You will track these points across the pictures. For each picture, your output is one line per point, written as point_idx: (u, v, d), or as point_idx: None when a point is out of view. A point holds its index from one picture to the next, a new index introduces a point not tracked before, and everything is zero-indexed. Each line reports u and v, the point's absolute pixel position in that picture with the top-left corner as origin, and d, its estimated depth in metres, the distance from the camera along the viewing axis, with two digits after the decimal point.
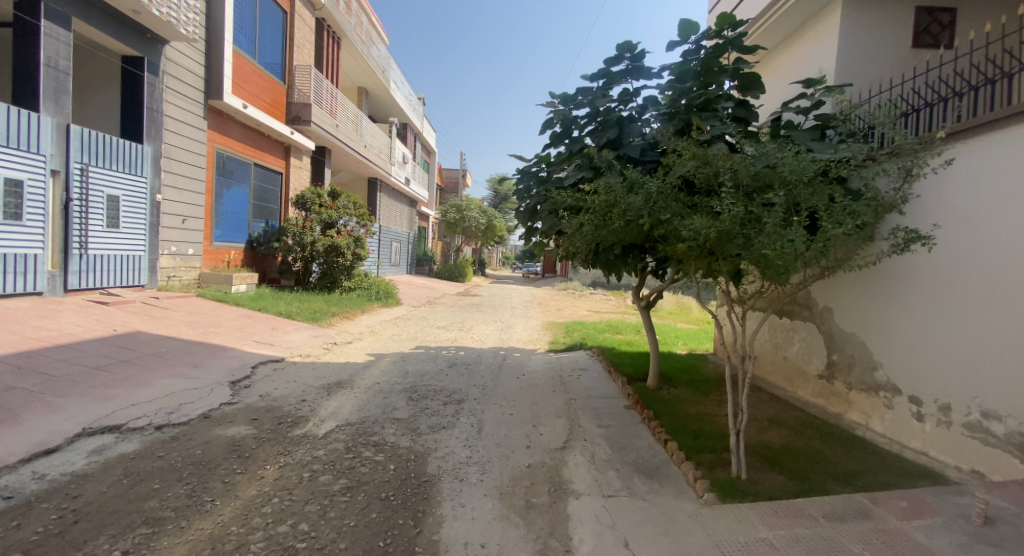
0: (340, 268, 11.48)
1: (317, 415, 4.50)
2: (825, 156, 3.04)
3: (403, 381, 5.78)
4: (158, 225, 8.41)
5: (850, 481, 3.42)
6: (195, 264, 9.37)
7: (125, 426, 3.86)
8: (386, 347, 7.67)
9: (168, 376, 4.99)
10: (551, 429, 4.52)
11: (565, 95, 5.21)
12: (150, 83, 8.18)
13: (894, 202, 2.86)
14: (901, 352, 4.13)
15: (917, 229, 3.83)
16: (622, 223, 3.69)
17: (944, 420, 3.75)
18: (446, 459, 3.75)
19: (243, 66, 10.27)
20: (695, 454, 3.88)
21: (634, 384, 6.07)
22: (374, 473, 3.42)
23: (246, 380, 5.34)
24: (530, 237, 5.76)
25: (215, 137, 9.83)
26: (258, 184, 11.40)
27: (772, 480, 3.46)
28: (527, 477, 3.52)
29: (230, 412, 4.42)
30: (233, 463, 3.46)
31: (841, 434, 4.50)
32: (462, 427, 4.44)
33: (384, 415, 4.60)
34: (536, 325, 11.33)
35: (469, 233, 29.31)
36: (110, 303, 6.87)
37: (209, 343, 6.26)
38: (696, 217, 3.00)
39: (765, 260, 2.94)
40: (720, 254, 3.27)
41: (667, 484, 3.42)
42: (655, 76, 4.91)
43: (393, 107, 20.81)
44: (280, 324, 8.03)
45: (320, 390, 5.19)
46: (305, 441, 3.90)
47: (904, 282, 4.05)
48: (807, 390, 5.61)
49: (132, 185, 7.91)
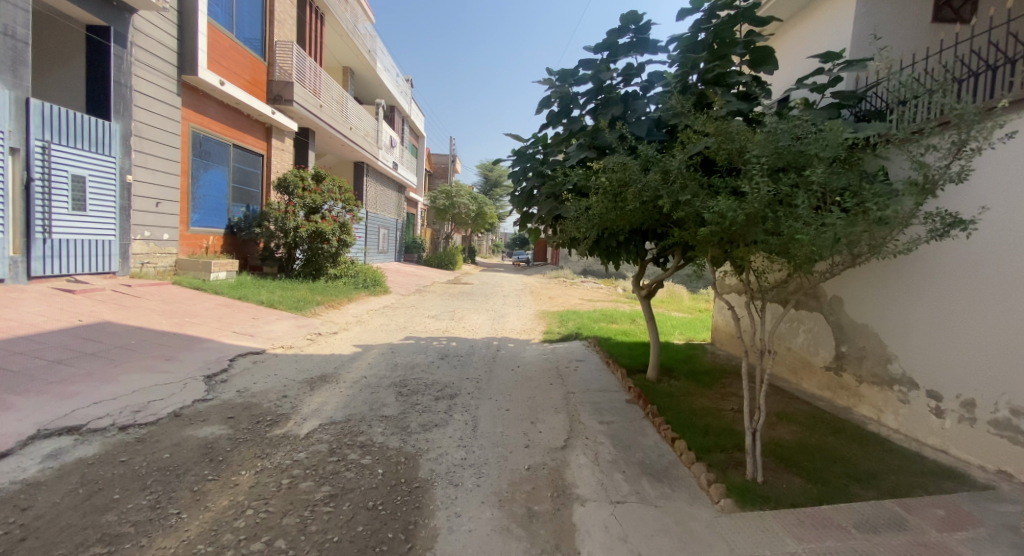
0: (326, 255, 11.06)
1: (299, 413, 4.16)
2: (860, 134, 2.77)
3: (392, 374, 5.46)
4: (129, 209, 7.91)
5: (875, 483, 3.20)
6: (170, 250, 8.91)
7: (86, 426, 3.48)
8: (374, 337, 7.34)
9: (138, 370, 4.61)
10: (550, 426, 4.24)
11: (565, 70, 4.86)
12: (117, 55, 7.62)
13: (941, 182, 2.57)
14: (920, 343, 3.94)
15: (960, 214, 3.54)
16: (636, 204, 3.38)
17: (967, 417, 3.56)
18: (439, 462, 3.45)
19: (219, 40, 9.72)
20: (706, 454, 3.64)
21: (634, 376, 5.81)
22: (361, 479, 3.11)
23: (223, 374, 4.98)
24: (526, 224, 5.40)
25: (190, 116, 9.30)
26: (237, 166, 10.87)
27: (791, 482, 3.23)
28: (528, 482, 3.24)
29: (203, 409, 4.06)
30: (203, 468, 3.12)
31: (853, 430, 4.30)
32: (456, 425, 4.15)
33: (372, 412, 4.27)
34: (530, 314, 11.06)
35: (459, 220, 28.81)
36: (77, 291, 6.41)
37: (184, 334, 5.87)
38: (720, 199, 2.72)
39: (795, 247, 2.67)
40: (744, 240, 2.98)
41: (678, 488, 3.17)
42: (661, 50, 4.58)
43: (380, 88, 20.18)
44: (261, 313, 7.63)
45: (303, 385, 4.85)
46: (285, 443, 3.57)
47: (927, 271, 3.84)
48: (813, 383, 5.40)
49: (100, 164, 7.39)
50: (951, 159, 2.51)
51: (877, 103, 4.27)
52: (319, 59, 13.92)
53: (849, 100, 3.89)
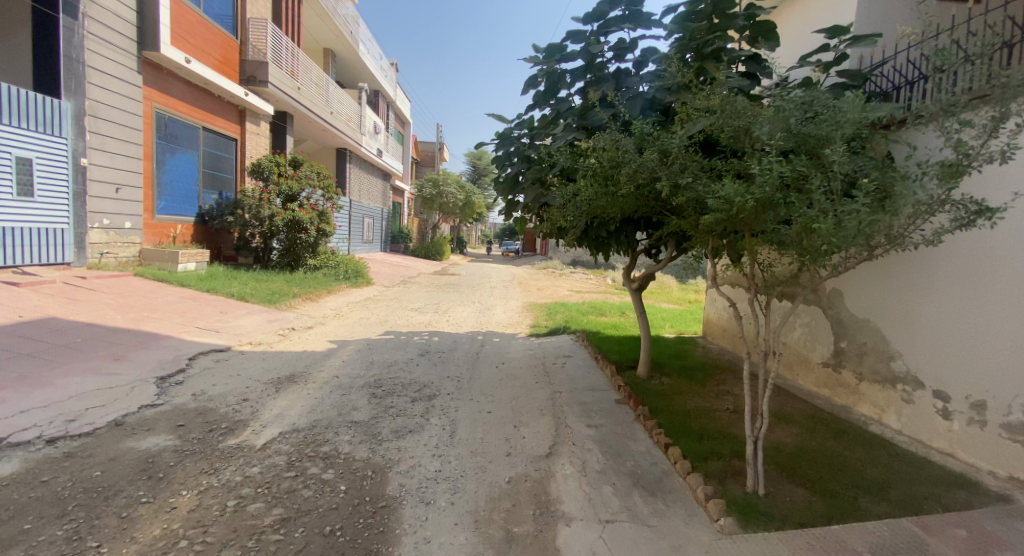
0: (304, 245, 10.63)
1: (259, 419, 3.80)
2: (878, 111, 2.47)
3: (366, 374, 5.10)
4: (85, 195, 7.39)
5: (886, 496, 2.93)
6: (134, 239, 8.38)
7: (5, 441, 3.08)
8: (351, 333, 6.95)
9: (80, 373, 4.20)
10: (534, 431, 3.92)
11: (551, 46, 4.44)
12: (68, 27, 7.10)
13: (975, 163, 2.21)
14: (928, 340, 3.67)
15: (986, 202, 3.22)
16: (631, 188, 3.02)
17: (977, 419, 3.32)
18: (410, 475, 3.10)
19: (184, 15, 9.14)
20: (702, 462, 3.34)
21: (623, 373, 5.51)
22: (318, 499, 2.76)
23: (179, 375, 4.58)
24: (512, 212, 5.03)
25: (153, 96, 8.76)
26: (208, 151, 10.32)
27: (796, 495, 2.93)
28: (508, 497, 2.92)
29: (149, 417, 3.68)
30: (138, 488, 2.76)
31: (855, 432, 4.04)
32: (432, 430, 3.82)
33: (340, 418, 3.91)
34: (516, 307, 10.72)
35: (446, 210, 28.28)
36: (22, 284, 5.91)
37: (139, 331, 5.44)
38: (726, 182, 2.38)
39: (811, 239, 2.35)
40: (750, 229, 2.63)
41: (674, 504, 2.87)
42: (656, 23, 4.24)
43: (364, 72, 19.56)
44: (230, 307, 7.19)
45: (267, 387, 4.48)
46: (237, 455, 3.20)
47: (937, 266, 3.59)
48: (810, 379, 5.14)
49: (49, 146, 6.87)
50: (988, 137, 2.16)
51: (883, 84, 3.99)
52: (297, 39, 13.31)
53: (856, 80, 3.61)
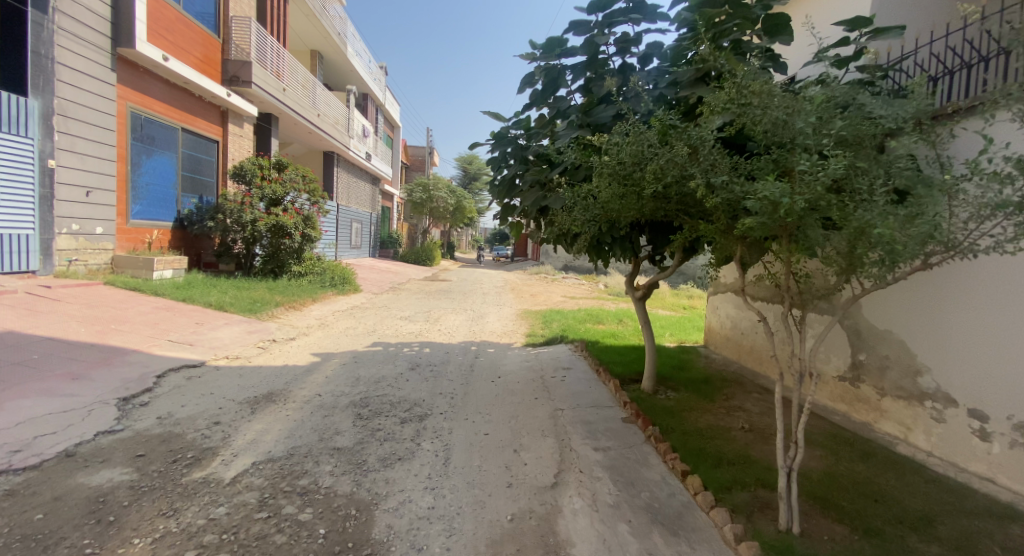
0: (288, 251, 10.22)
1: (230, 446, 3.41)
2: (931, 103, 2.19)
3: (351, 391, 4.70)
4: (51, 198, 6.93)
5: (934, 533, 2.63)
6: (105, 245, 7.91)
7: None
8: (336, 343, 6.56)
9: (32, 395, 3.77)
10: (537, 456, 3.57)
11: (550, 40, 4.12)
12: (36, 22, 6.69)
13: None
14: (961, 354, 3.39)
15: None
16: (651, 189, 2.69)
17: (1020, 442, 3.03)
18: (399, 513, 2.74)
19: (163, 11, 8.75)
20: (725, 493, 3.02)
21: (627, 388, 5.17)
22: (292, 547, 2.38)
23: (145, 395, 4.16)
24: (507, 217, 4.67)
25: (129, 95, 8.33)
26: (188, 153, 9.88)
27: (834, 534, 2.62)
28: (513, 540, 2.56)
29: (107, 445, 3.27)
30: (83, 536, 2.35)
31: (882, 454, 3.74)
32: (424, 457, 3.46)
33: (321, 444, 3.53)
34: (510, 314, 10.39)
35: (437, 213, 27.93)
36: None
37: (105, 345, 5.01)
38: (769, 181, 2.06)
39: (865, 245, 2.05)
40: (790, 234, 2.31)
41: (700, 546, 2.54)
42: (662, 16, 3.96)
43: (352, 75, 19.21)
44: (207, 318, 6.75)
45: (242, 408, 4.08)
46: (203, 491, 2.82)
47: (973, 275, 3.31)
48: (823, 394, 4.83)
49: (13, 146, 6.42)
50: None
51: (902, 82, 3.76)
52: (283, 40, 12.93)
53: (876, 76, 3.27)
